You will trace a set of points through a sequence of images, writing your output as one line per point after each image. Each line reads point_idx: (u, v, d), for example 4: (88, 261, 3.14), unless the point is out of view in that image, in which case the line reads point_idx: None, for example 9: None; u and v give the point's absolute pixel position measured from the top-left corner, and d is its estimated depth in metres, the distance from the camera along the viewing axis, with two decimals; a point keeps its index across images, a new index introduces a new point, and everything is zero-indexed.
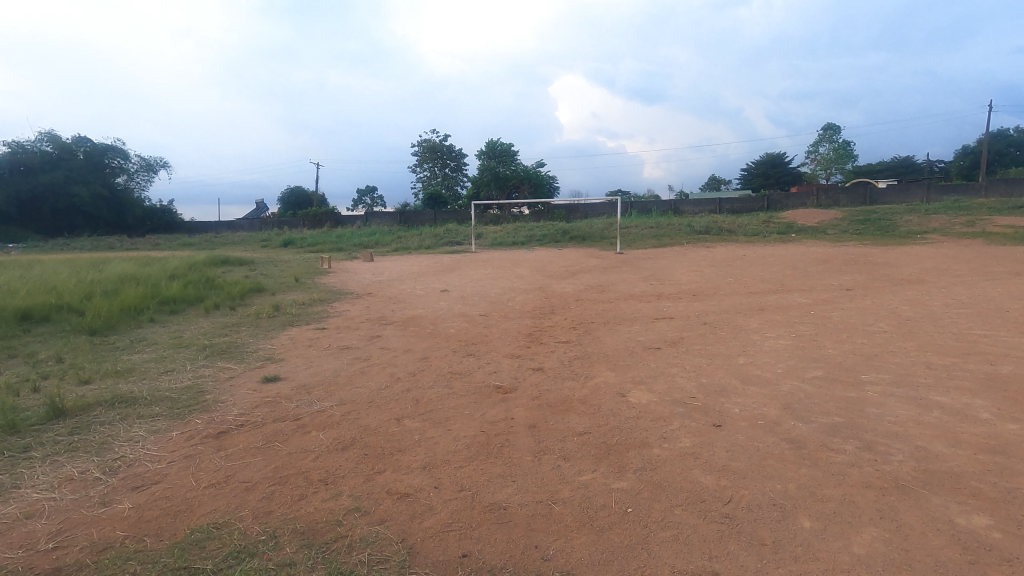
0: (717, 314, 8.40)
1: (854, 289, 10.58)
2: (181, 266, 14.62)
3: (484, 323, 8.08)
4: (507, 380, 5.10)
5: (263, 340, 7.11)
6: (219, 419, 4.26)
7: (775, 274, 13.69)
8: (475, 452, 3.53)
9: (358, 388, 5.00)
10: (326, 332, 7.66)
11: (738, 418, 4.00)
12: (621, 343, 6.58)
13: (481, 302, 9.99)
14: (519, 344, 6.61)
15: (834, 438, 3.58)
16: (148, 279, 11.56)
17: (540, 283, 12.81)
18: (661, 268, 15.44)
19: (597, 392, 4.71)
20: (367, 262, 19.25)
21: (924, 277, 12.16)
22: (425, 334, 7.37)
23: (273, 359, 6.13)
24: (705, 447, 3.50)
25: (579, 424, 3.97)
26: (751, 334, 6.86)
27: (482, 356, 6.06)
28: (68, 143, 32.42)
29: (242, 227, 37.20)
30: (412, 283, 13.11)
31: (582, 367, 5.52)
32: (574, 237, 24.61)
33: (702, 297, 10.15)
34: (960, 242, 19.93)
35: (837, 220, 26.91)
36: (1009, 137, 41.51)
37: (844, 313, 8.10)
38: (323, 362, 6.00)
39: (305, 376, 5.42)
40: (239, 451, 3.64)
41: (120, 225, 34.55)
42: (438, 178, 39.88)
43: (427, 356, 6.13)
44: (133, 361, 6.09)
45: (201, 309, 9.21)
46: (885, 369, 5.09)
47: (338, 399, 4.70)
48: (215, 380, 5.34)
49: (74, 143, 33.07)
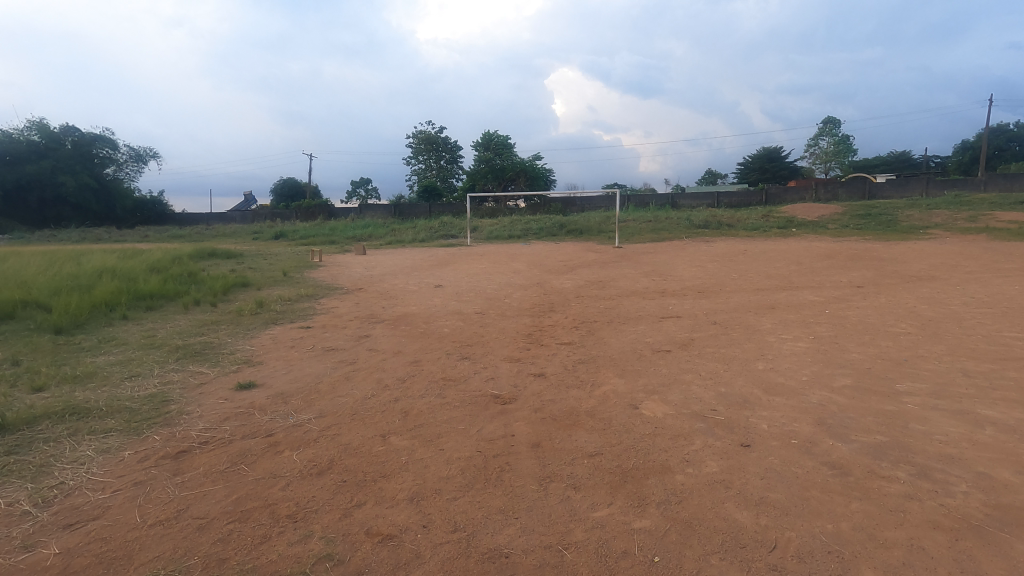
0: (727, 313, 7.93)
1: (865, 288, 10.13)
2: (165, 259, 14.02)
3: (480, 321, 7.59)
4: (507, 389, 4.62)
5: (241, 341, 6.59)
6: (181, 435, 3.77)
7: (781, 269, 13.28)
8: (471, 480, 3.05)
9: (341, 398, 4.50)
10: (311, 331, 7.15)
11: (767, 436, 3.54)
12: (628, 346, 6.10)
13: (476, 299, 9.48)
14: (518, 346, 6.14)
15: (883, 462, 3.12)
16: (127, 273, 11.01)
17: (538, 279, 12.28)
18: (662, 263, 14.95)
19: (606, 403, 4.23)
20: (359, 255, 18.74)
21: (936, 275, 11.72)
22: (417, 334, 6.87)
23: (251, 362, 5.63)
24: (735, 473, 3.05)
25: (589, 443, 3.50)
26: (767, 336, 6.40)
27: (478, 360, 5.57)
28: (56, 133, 31.51)
29: (234, 219, 36.50)
30: (405, 279, 12.55)
31: (587, 374, 5.04)
32: (572, 231, 24.08)
33: (709, 294, 9.72)
34: (964, 238, 19.51)
35: (838, 215, 26.48)
36: (1009, 132, 41.24)
37: (861, 312, 7.64)
38: (305, 366, 5.50)
39: (284, 383, 4.93)
40: (198, 477, 3.15)
41: (109, 217, 33.85)
42: (433, 170, 39.31)
43: (418, 359, 5.64)
44: (95, 364, 5.56)
45: (180, 306, 8.68)
46: (922, 377, 4.64)
47: (317, 411, 4.21)
48: (183, 387, 4.83)
49: (63, 132, 32.19)
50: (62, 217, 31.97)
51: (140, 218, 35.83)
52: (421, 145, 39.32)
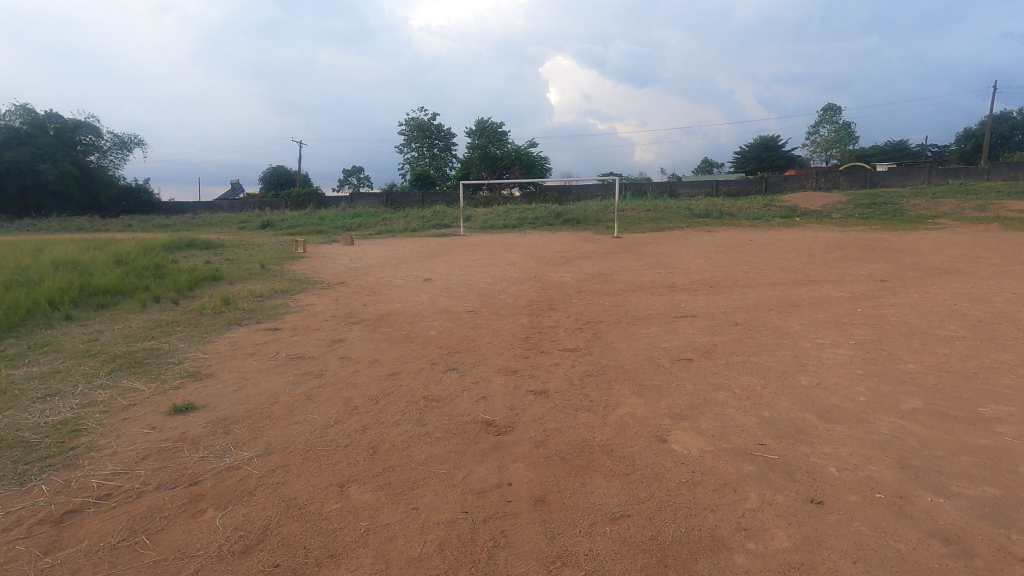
0: (746, 311, 7.10)
1: (890, 282, 9.32)
2: (134, 249, 12.99)
3: (471, 322, 6.72)
4: (501, 413, 3.78)
5: (194, 347, 5.69)
6: (78, 484, 2.90)
7: (793, 261, 12.50)
8: (452, 563, 2.23)
9: (296, 427, 3.63)
10: (278, 335, 6.26)
11: (841, 487, 2.73)
12: (642, 353, 5.25)
13: (468, 295, 8.63)
14: (513, 354, 5.28)
15: (1011, 535, 2.32)
16: (86, 266, 10.02)
17: (535, 271, 11.42)
18: (665, 254, 14.11)
19: (625, 435, 3.40)
20: (346, 246, 17.87)
21: (961, 267, 10.94)
22: (398, 338, 6.00)
23: (198, 375, 4.73)
24: (815, 552, 2.24)
25: (609, 498, 2.68)
26: (801, 341, 5.56)
27: (468, 372, 4.71)
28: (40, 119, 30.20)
29: (221, 208, 35.32)
30: (392, 272, 11.63)
31: (598, 391, 4.20)
32: (568, 220, 23.16)
33: (722, 289, 8.90)
34: (975, 228, 18.75)
35: (841, 204, 25.69)
36: (1012, 119, 40.48)
37: (897, 311, 6.82)
38: (261, 380, 4.62)
39: (231, 405, 4.05)
40: (75, 559, 2.30)
41: (92, 206, 32.72)
42: (426, 158, 38.22)
43: (396, 371, 4.77)
44: (9, 379, 4.64)
45: (136, 303, 7.76)
46: (1006, 399, 3.82)
47: (263, 446, 3.35)
48: (105, 411, 3.96)
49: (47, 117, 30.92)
50: (42, 205, 30.83)
51: (125, 206, 34.63)
52: (412, 133, 38.18)
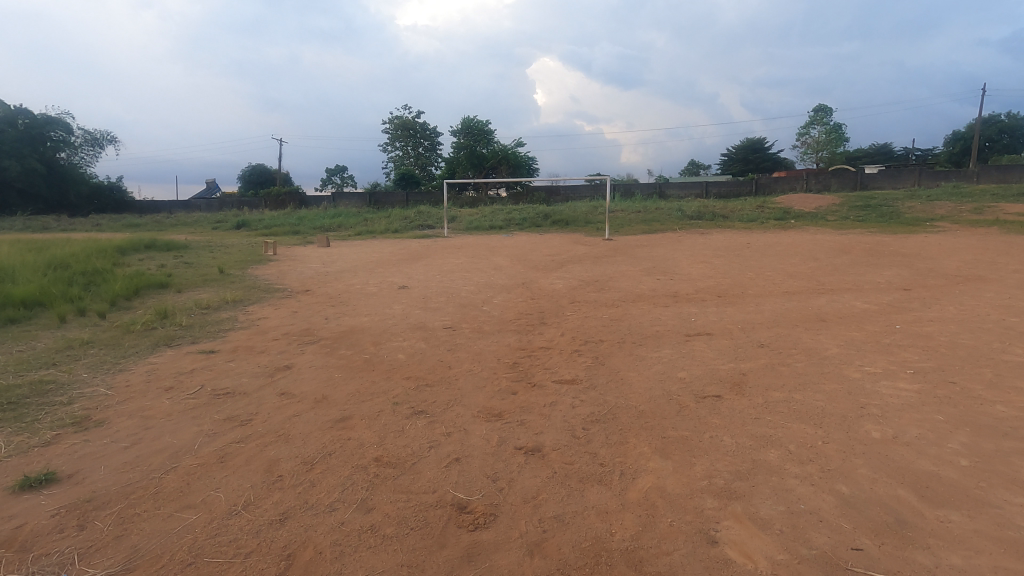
0: (769, 329, 6.11)
1: (914, 292, 8.37)
2: (80, 252, 11.63)
3: (448, 343, 5.64)
4: (480, 490, 2.72)
5: (100, 379, 4.55)
6: None
7: (800, 266, 11.58)
8: None
9: (186, 516, 2.53)
10: (211, 360, 5.12)
11: None
12: (657, 387, 4.21)
13: (448, 307, 7.55)
14: (497, 389, 4.21)
15: None
16: (11, 272, 8.67)
17: (523, 277, 10.38)
18: (661, 258, 13.12)
19: (659, 530, 2.37)
20: (320, 248, 16.62)
21: (983, 275, 10.06)
22: (358, 365, 4.91)
23: (83, 424, 3.59)
24: None
25: None
26: (846, 370, 4.57)
27: (440, 419, 3.63)
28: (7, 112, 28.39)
29: (196, 208, 33.70)
30: (365, 278, 10.47)
31: (610, 450, 3.15)
32: (556, 222, 22.14)
33: (734, 300, 7.92)
34: (977, 232, 17.95)
35: (835, 207, 24.93)
36: (1001, 122, 40.16)
37: (943, 330, 5.87)
38: (165, 431, 3.49)
39: (105, 475, 2.92)
40: None
41: (62, 204, 31.06)
42: (410, 157, 36.95)
43: (346, 417, 3.68)
44: None
45: (51, 320, 6.51)
46: None
47: (126, 554, 2.26)
48: None
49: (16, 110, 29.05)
50: (6, 203, 29.07)
51: (96, 206, 32.99)
52: (396, 131, 36.92)
